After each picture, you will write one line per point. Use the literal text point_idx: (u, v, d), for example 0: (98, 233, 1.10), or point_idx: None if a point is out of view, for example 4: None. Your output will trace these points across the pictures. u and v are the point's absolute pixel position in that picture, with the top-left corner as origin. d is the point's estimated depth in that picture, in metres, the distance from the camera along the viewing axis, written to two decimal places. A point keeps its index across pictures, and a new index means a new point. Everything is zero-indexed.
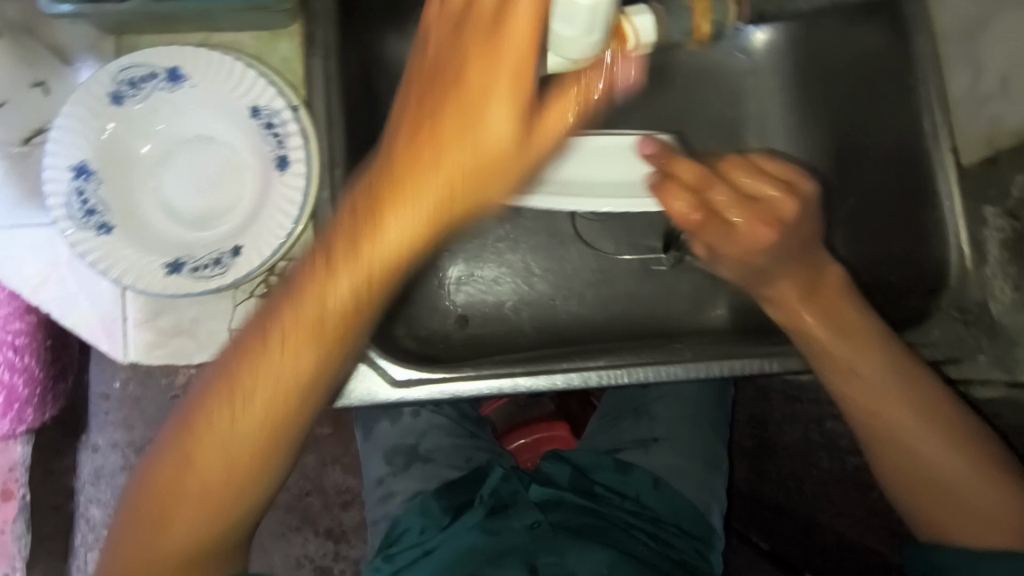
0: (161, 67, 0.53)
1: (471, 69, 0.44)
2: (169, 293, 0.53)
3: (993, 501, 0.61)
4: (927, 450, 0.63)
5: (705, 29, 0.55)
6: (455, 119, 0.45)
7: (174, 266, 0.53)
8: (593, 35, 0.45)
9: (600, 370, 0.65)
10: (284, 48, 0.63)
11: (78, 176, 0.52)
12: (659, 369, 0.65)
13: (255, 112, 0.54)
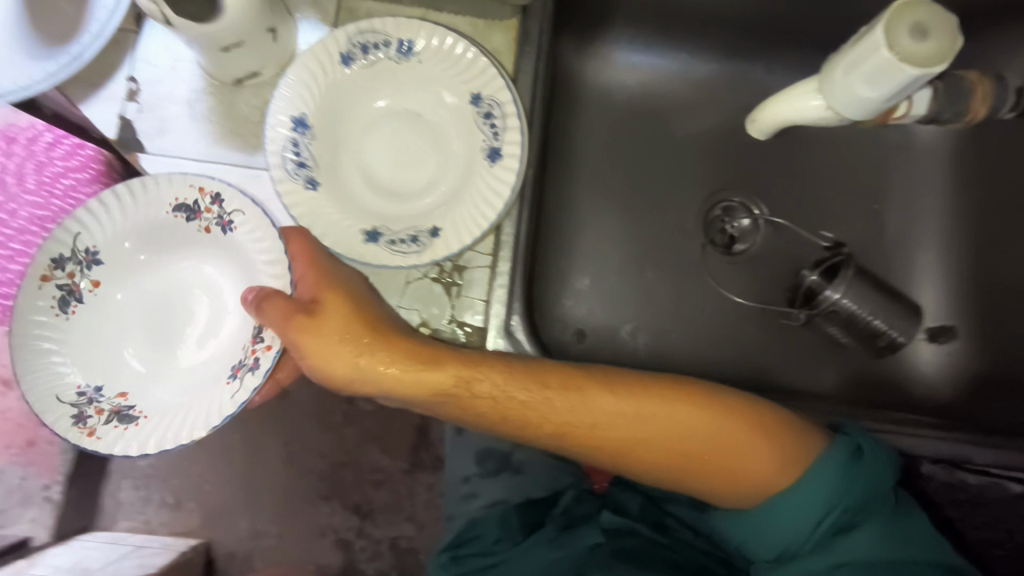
0: (395, 38, 0.53)
1: None
2: (363, 260, 0.51)
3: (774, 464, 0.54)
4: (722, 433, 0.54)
5: (979, 113, 0.68)
6: None
7: (373, 235, 0.52)
8: (884, 100, 0.56)
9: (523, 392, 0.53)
10: (499, 40, 0.59)
11: (296, 128, 0.52)
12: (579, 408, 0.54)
13: (476, 101, 0.54)
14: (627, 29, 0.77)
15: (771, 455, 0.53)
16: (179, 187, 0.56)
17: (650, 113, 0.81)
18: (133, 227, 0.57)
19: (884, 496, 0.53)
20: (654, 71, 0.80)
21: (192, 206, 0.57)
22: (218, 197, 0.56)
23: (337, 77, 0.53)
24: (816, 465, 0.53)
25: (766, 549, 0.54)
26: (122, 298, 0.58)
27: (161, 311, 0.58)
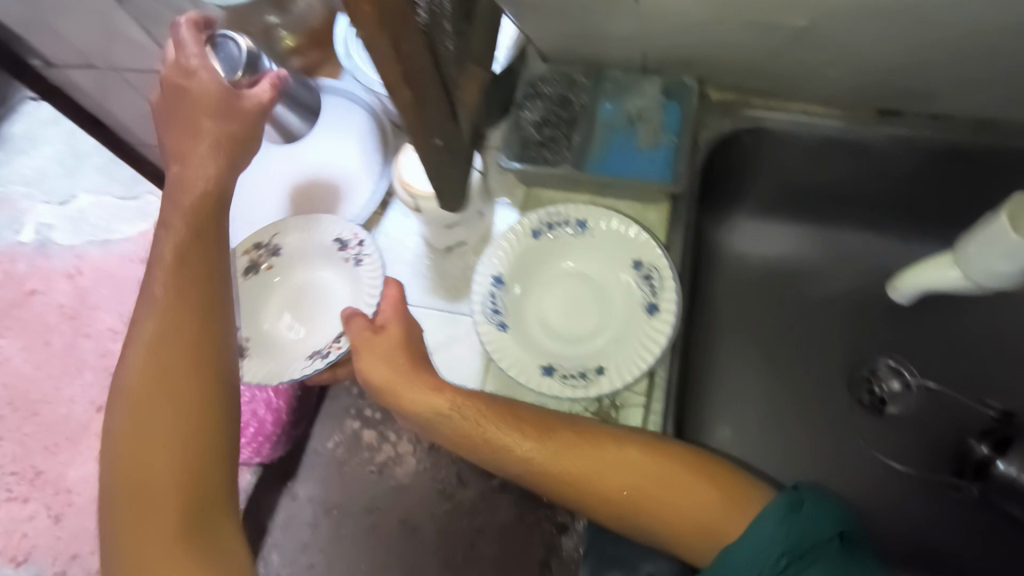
0: (573, 217, 0.68)
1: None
2: (541, 391, 0.60)
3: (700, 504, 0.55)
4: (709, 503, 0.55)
5: None
6: None
7: (550, 370, 0.62)
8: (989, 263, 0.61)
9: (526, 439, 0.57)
10: (655, 217, 0.71)
11: (494, 284, 0.66)
12: (581, 456, 0.56)
13: (638, 265, 0.65)
14: (762, 206, 0.86)
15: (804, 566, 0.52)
16: (334, 230, 0.71)
17: (787, 277, 0.87)
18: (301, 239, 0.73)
19: (821, 541, 0.52)
20: (790, 241, 0.88)
21: (340, 241, 0.71)
22: (360, 241, 0.71)
23: (527, 246, 0.67)
24: (759, 523, 0.52)
25: None
26: (279, 280, 0.73)
27: (297, 290, 0.72)
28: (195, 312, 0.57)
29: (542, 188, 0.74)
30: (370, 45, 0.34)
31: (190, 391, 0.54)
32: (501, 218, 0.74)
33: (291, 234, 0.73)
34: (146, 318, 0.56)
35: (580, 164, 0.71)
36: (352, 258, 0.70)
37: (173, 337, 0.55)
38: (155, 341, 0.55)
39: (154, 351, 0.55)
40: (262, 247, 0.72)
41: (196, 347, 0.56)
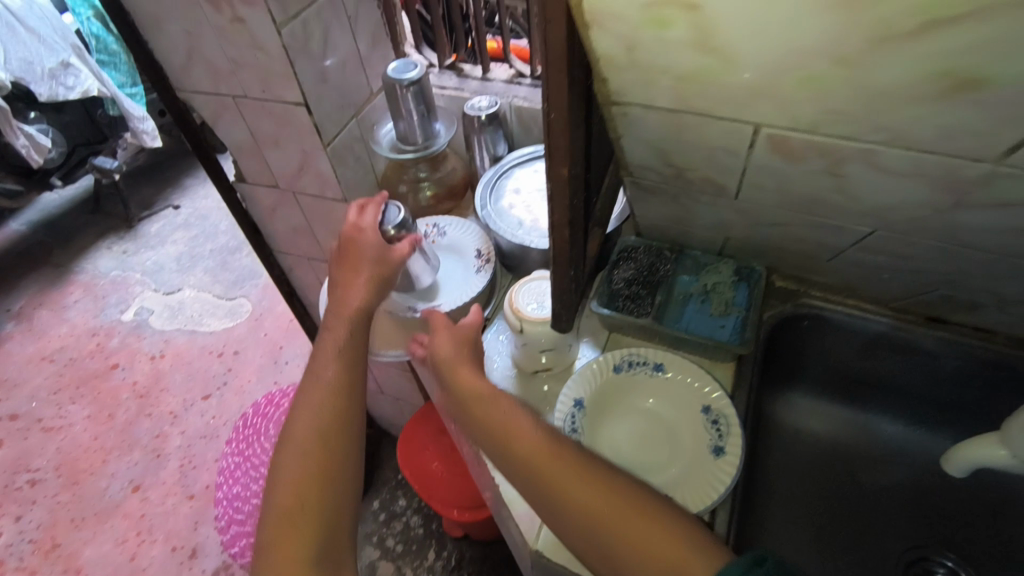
0: (651, 359, 0.78)
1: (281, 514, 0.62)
2: None
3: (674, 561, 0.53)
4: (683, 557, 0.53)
5: None
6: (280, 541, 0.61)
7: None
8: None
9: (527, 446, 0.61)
10: (722, 374, 0.81)
11: (575, 404, 0.74)
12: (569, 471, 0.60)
13: (707, 409, 0.73)
14: (816, 384, 0.95)
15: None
16: (479, 242, 0.93)
17: (841, 455, 0.91)
18: (456, 223, 0.97)
19: None
20: (844, 421, 0.93)
21: (479, 252, 0.92)
22: (480, 250, 0.92)
23: (608, 376, 0.77)
24: None
25: None
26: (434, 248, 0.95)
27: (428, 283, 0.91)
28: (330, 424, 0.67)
29: (622, 333, 0.86)
30: (553, 201, 0.49)
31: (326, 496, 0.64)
32: (584, 355, 0.85)
33: (440, 248, 0.94)
34: (325, 351, 0.72)
35: (660, 320, 0.83)
36: (479, 264, 0.90)
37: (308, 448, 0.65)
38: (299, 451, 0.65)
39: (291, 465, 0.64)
40: (435, 228, 0.97)
41: (339, 434, 0.67)
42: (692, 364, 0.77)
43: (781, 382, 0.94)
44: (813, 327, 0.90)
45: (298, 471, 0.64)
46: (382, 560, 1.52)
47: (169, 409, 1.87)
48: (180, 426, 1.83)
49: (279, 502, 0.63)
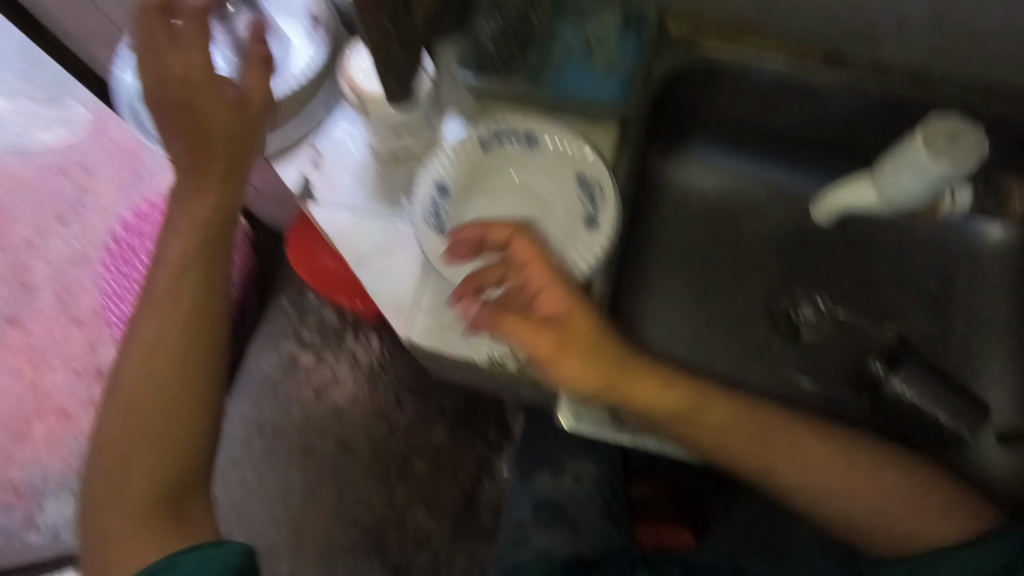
0: (521, 130, 0.69)
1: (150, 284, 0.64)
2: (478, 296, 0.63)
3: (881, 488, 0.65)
4: (786, 436, 0.64)
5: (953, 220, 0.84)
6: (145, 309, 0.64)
7: (486, 277, 0.64)
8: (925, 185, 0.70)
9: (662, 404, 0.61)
10: (602, 140, 0.73)
11: (437, 191, 0.67)
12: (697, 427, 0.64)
13: (580, 180, 0.68)
14: (707, 140, 0.89)
15: (951, 526, 0.63)
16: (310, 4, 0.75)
17: (724, 210, 0.90)
18: None
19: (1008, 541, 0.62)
20: (730, 175, 0.91)
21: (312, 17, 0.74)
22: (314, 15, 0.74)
23: (474, 154, 0.68)
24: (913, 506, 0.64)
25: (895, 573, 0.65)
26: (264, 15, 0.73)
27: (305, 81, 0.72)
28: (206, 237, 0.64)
29: (491, 101, 0.73)
30: None
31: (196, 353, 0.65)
32: (449, 131, 0.73)
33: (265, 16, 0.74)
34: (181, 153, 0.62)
35: (534, 82, 0.71)
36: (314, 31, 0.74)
37: (177, 313, 0.64)
38: (158, 318, 0.64)
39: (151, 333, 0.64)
40: None
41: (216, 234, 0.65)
42: (564, 130, 0.69)
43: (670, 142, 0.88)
44: (706, 76, 0.80)
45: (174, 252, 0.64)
46: (302, 351, 1.47)
47: (19, 235, 1.64)
48: (40, 252, 1.63)
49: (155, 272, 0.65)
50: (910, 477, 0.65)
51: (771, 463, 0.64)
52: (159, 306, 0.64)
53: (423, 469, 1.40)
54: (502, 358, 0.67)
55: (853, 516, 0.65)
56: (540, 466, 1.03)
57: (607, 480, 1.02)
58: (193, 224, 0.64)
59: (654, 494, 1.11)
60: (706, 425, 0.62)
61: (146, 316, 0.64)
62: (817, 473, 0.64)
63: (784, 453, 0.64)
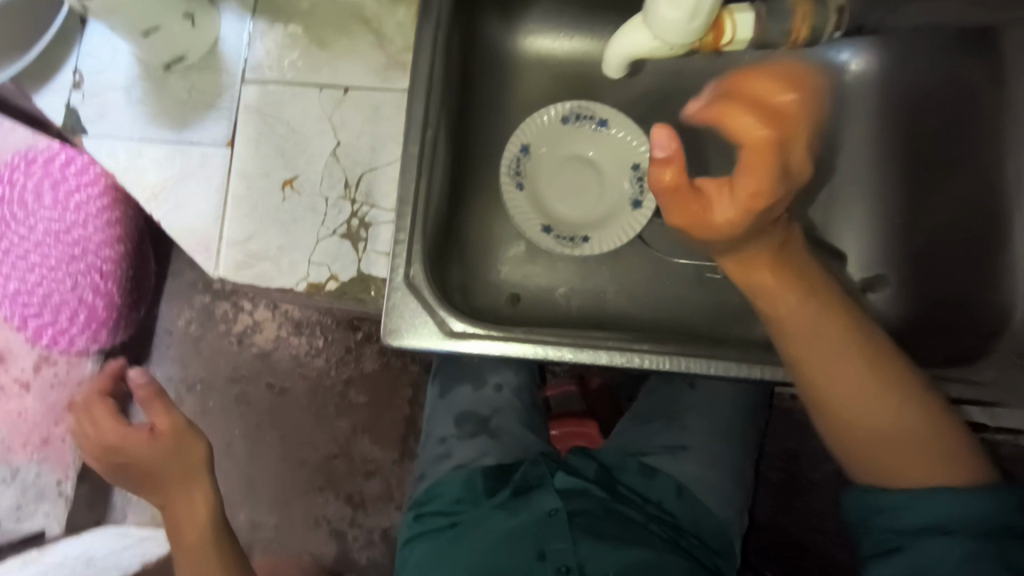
0: (321, 32, 0.65)
1: (187, 536, 0.72)
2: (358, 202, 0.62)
3: (907, 451, 0.54)
4: (839, 334, 0.56)
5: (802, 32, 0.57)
6: (185, 557, 0.71)
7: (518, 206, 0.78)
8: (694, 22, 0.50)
9: (645, 354, 0.62)
10: (401, 14, 0.65)
11: (261, 113, 0.64)
12: (675, 359, 0.62)
13: (384, 74, 0.64)
14: (551, 3, 0.79)
15: (925, 448, 0.54)
16: None
17: (581, 83, 0.83)
18: None
19: None
20: (585, 40, 0.82)
21: None
22: None
23: (269, 57, 0.64)
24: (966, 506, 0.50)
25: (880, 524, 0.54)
26: None
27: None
28: (214, 526, 0.73)
29: None
30: None
31: (206, 520, 0.73)
32: (229, 30, 0.65)
33: None
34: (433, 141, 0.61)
35: None
36: None
37: (188, 515, 0.73)
38: (200, 513, 0.73)
39: (192, 526, 0.72)
40: None
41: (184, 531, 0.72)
42: (562, 102, 0.82)
43: (508, 10, 0.79)
44: None
45: (189, 525, 0.72)
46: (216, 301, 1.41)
47: None
48: None
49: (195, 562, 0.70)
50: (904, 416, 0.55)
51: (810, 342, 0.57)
52: (186, 554, 0.71)
53: (360, 400, 1.37)
54: (320, 280, 0.62)
55: (845, 412, 0.56)
56: (456, 379, 0.91)
57: (530, 389, 0.93)
58: (198, 535, 0.72)
59: (581, 391, 1.13)
60: (802, 334, 0.57)
61: (179, 519, 0.73)
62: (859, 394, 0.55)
63: (836, 360, 0.56)
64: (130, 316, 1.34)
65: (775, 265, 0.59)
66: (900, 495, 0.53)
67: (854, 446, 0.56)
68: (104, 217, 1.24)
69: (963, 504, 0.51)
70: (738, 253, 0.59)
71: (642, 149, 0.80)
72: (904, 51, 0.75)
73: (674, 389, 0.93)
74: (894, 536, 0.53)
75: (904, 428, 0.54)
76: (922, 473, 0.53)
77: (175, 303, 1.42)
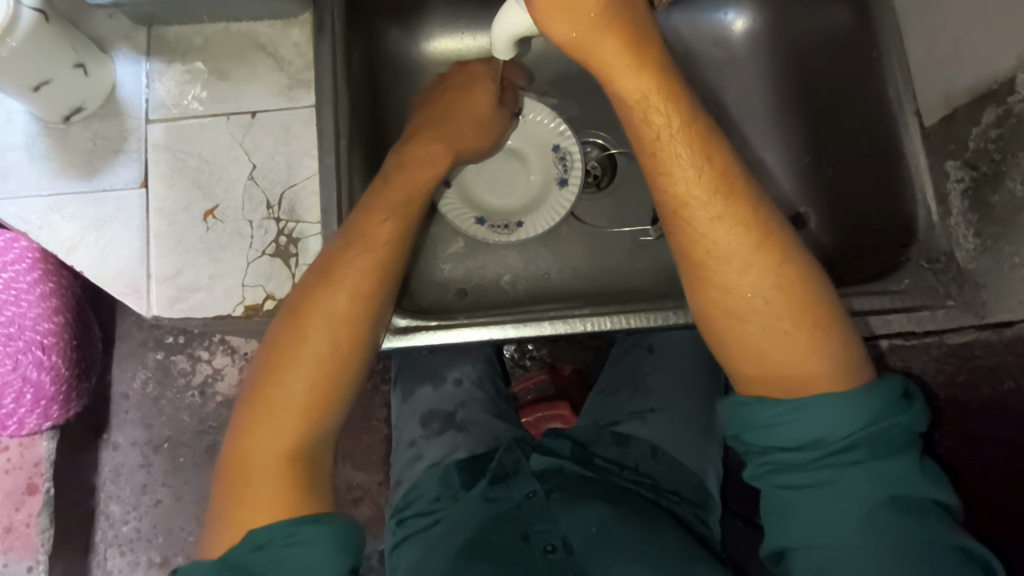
0: (219, 63, 0.65)
1: (274, 397, 0.57)
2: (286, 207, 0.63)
3: (786, 353, 0.54)
4: (748, 258, 0.54)
5: None
6: (269, 386, 0.57)
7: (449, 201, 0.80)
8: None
9: (586, 318, 0.65)
10: (296, 33, 0.65)
11: (168, 145, 0.63)
12: (616, 319, 0.65)
13: (288, 93, 0.64)
14: (448, 6, 0.82)
15: (790, 341, 0.54)
16: None
17: None
18: None
19: (917, 506, 0.50)
20: (486, 36, 0.84)
21: None
22: None
23: (168, 93, 0.64)
24: (843, 405, 0.51)
25: (785, 435, 0.52)
26: None
27: None
28: (308, 393, 0.57)
29: (167, 27, 0.65)
30: None
31: (291, 429, 0.57)
32: (125, 71, 0.64)
33: None
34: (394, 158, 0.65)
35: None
36: None
37: (277, 410, 0.57)
38: (280, 430, 0.56)
39: (266, 441, 0.56)
40: None
41: (283, 371, 0.57)
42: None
43: (407, 18, 0.80)
44: None
45: (281, 378, 0.57)
46: (172, 356, 1.37)
47: None
48: None
49: (285, 414, 0.57)
50: (762, 312, 0.54)
51: (709, 271, 0.55)
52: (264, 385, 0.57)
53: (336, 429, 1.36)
54: (257, 300, 0.61)
55: (736, 327, 0.55)
56: (417, 382, 0.91)
57: (491, 378, 0.94)
58: (328, 326, 0.58)
59: (551, 378, 1.15)
60: (715, 254, 0.54)
61: (258, 414, 0.57)
62: (744, 304, 0.54)
63: (745, 269, 0.54)
64: (81, 387, 1.29)
65: (700, 183, 0.54)
66: (783, 404, 0.53)
67: (746, 361, 0.55)
68: (39, 290, 1.19)
69: (843, 415, 0.51)
70: (664, 176, 0.55)
71: (560, 130, 0.82)
72: (781, 4, 0.80)
73: (633, 356, 0.97)
74: (784, 453, 0.53)
75: (761, 328, 0.54)
76: (799, 382, 0.54)
77: (128, 366, 1.37)
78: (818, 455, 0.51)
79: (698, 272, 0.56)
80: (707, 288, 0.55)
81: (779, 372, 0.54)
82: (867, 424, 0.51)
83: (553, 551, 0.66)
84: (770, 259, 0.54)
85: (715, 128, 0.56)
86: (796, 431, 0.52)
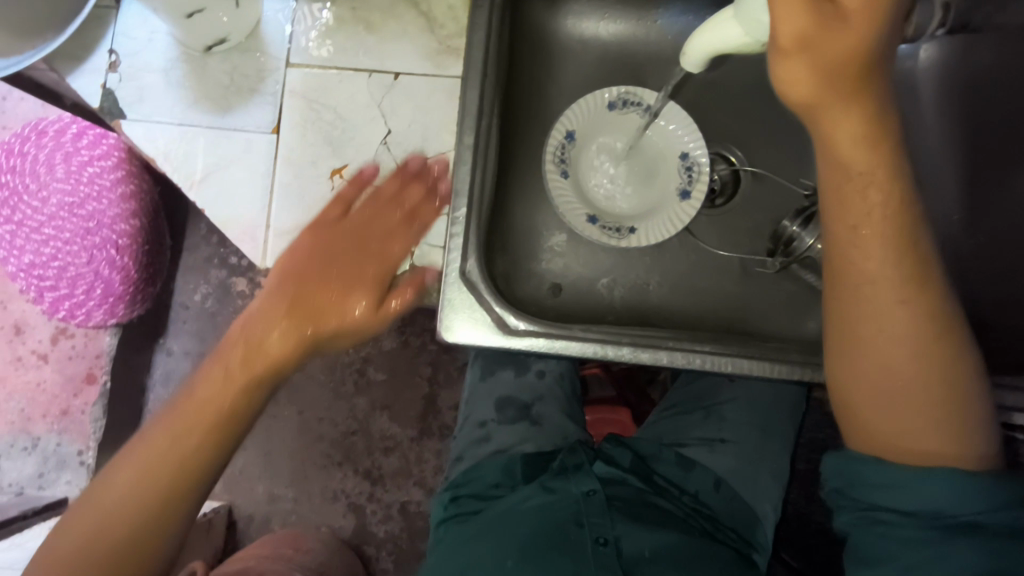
0: (368, 14, 0.62)
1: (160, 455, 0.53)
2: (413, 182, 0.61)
3: (917, 426, 0.51)
4: (915, 324, 0.50)
5: None
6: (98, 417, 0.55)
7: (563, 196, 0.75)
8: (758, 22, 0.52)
9: (704, 355, 0.61)
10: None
11: (305, 95, 0.61)
12: (732, 359, 0.61)
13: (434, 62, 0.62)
14: None
15: (927, 418, 0.51)
16: None
17: (627, 67, 0.80)
18: None
19: None
20: (632, 25, 0.79)
21: None
22: None
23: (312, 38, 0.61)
24: (970, 481, 0.48)
25: (898, 499, 0.51)
26: None
27: None
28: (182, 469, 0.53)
29: None
30: None
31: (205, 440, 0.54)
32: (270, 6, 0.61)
33: None
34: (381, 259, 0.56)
35: None
36: None
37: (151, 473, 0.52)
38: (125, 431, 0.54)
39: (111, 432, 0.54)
40: None
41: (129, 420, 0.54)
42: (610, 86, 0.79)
43: None
44: None
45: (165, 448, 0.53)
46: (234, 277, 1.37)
47: None
48: None
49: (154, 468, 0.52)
50: (904, 381, 0.51)
51: (863, 321, 0.51)
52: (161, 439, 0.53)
53: (379, 378, 1.37)
54: None
55: (871, 387, 0.52)
56: (499, 364, 0.90)
57: (571, 376, 0.92)
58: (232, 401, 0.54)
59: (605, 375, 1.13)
60: (875, 315, 0.50)
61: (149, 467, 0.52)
62: (892, 367, 0.51)
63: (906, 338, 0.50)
64: (146, 291, 1.29)
65: (886, 255, 0.49)
66: (902, 471, 0.51)
67: (869, 424, 0.53)
68: (120, 190, 1.20)
69: (962, 493, 0.48)
70: (848, 231, 0.50)
71: (693, 139, 0.77)
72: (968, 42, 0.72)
73: (711, 381, 0.93)
74: (888, 513, 0.51)
75: (902, 395, 0.51)
76: (921, 457, 0.51)
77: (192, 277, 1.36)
78: (930, 526, 0.49)
79: (846, 329, 0.52)
80: (853, 337, 0.51)
81: (902, 442, 0.51)
82: (991, 507, 0.48)
83: (604, 545, 0.65)
84: (932, 333, 0.50)
85: (914, 201, 0.51)
86: (909, 500, 0.50)
